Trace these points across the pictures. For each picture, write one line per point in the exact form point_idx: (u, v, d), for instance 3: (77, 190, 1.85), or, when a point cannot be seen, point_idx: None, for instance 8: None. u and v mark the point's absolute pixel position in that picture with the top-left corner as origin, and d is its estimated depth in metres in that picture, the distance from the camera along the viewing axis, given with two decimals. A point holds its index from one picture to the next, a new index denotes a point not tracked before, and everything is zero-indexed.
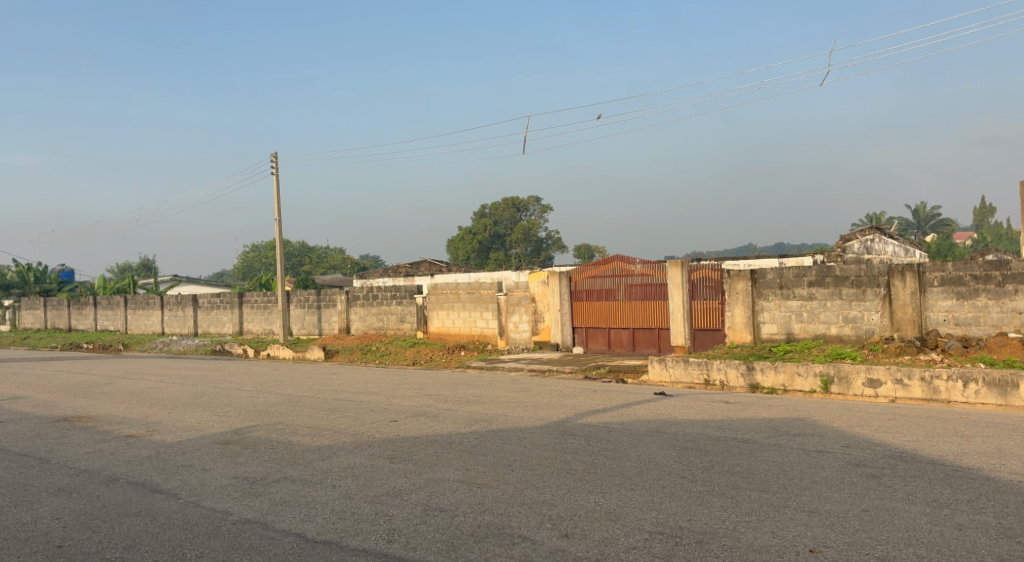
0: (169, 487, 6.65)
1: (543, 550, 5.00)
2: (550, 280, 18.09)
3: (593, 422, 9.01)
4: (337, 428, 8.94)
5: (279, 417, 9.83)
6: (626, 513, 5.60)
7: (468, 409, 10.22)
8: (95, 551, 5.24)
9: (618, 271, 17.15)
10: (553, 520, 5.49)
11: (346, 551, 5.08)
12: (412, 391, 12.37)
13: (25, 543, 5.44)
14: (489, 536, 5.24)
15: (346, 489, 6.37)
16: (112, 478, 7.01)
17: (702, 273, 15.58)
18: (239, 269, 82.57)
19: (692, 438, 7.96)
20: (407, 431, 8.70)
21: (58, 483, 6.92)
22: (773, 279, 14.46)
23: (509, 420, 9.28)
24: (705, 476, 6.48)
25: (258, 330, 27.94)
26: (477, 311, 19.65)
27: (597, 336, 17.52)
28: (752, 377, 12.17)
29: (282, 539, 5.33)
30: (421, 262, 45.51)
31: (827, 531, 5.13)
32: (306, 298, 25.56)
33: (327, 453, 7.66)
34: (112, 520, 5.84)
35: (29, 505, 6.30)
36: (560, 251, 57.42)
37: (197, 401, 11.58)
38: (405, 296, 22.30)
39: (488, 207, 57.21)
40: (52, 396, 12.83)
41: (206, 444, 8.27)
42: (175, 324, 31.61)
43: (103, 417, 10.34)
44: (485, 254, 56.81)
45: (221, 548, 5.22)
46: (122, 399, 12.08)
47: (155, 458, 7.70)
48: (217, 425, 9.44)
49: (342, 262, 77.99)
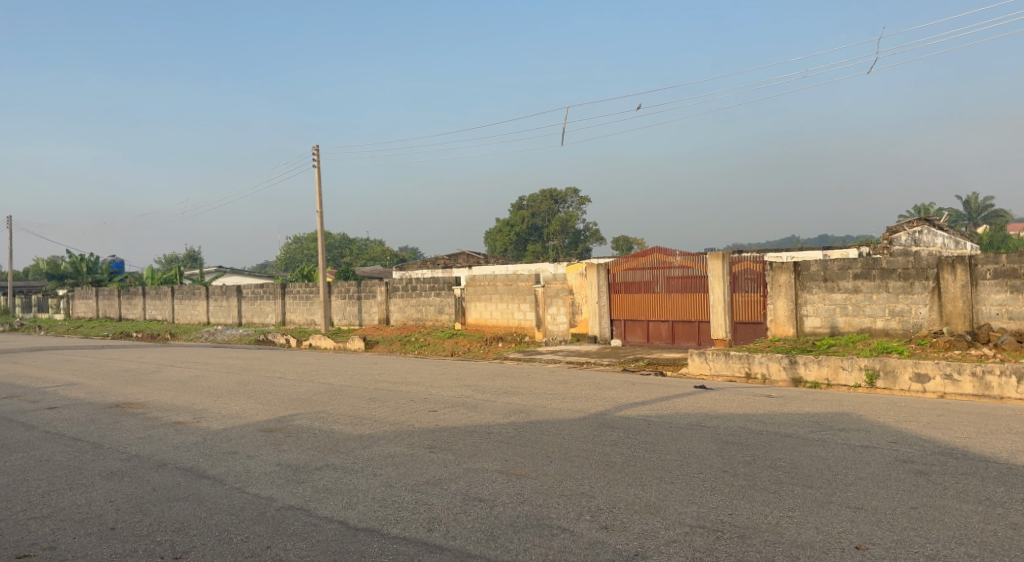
0: (215, 473, 6.79)
1: (582, 542, 4.98)
2: (588, 271, 18.03)
3: (633, 414, 8.97)
4: (378, 417, 9.04)
5: (321, 406, 9.97)
6: (666, 506, 5.57)
7: (507, 399, 10.26)
8: (146, 533, 5.38)
9: (659, 263, 16.98)
10: (592, 512, 5.48)
11: (387, 538, 5.13)
12: (451, 381, 12.45)
13: (81, 525, 5.61)
14: (529, 527, 5.25)
15: (387, 477, 6.44)
16: (161, 463, 7.19)
17: (744, 265, 15.38)
18: (281, 259, 83.86)
19: (733, 432, 7.88)
20: (445, 420, 8.76)
21: (111, 467, 7.12)
22: (817, 271, 14.22)
23: (547, 411, 9.29)
24: (747, 470, 6.39)
25: (301, 320, 28.33)
26: (515, 303, 19.74)
27: (636, 329, 17.37)
28: (795, 370, 11.98)
29: (324, 525, 5.40)
30: (459, 254, 45.81)
31: (874, 528, 5.04)
32: (346, 288, 25.84)
33: (368, 442, 7.74)
34: (161, 504, 5.98)
35: (84, 487, 6.49)
36: (598, 243, 57.12)
37: (242, 389, 11.83)
38: (444, 288, 22.40)
39: (526, 198, 57.14)
40: (104, 383, 13.18)
41: (251, 432, 8.43)
42: (220, 314, 32.21)
43: (153, 404, 10.58)
44: (523, 246, 57.00)
45: (266, 533, 5.31)
46: (169, 387, 12.35)
47: (202, 445, 7.87)
48: (261, 412, 9.62)
49: (383, 256, 78.82)
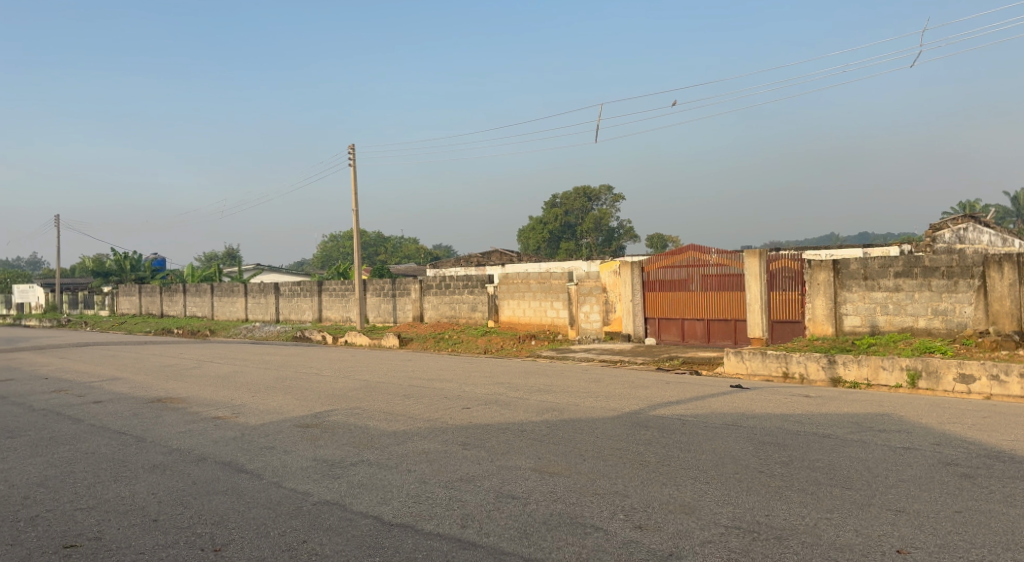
0: (254, 467, 6.88)
1: (616, 541, 4.95)
2: (621, 269, 17.92)
3: (667, 414, 8.89)
4: (412, 413, 9.08)
5: (356, 402, 10.05)
6: (700, 506, 5.51)
7: (540, 397, 10.24)
8: (187, 526, 5.47)
9: (694, 260, 16.82)
10: (626, 512, 5.44)
11: (421, 534, 5.15)
12: (485, 379, 12.47)
13: (125, 516, 5.72)
14: (562, 525, 5.23)
15: (421, 473, 6.46)
16: (201, 457, 7.31)
17: (782, 263, 15.16)
18: (318, 257, 84.80)
19: (770, 432, 7.77)
20: (479, 418, 8.77)
21: (153, 460, 7.25)
22: (857, 269, 13.96)
23: (581, 409, 9.26)
24: (783, 471, 6.30)
25: (337, 317, 28.61)
26: (548, 301, 19.71)
27: (671, 327, 17.22)
28: (834, 370, 11.77)
29: (359, 521, 5.44)
30: (492, 251, 45.89)
31: (916, 532, 4.93)
32: (381, 286, 26.02)
33: (402, 438, 7.78)
34: (201, 497, 6.07)
35: (127, 480, 6.62)
36: (633, 240, 56.78)
37: (280, 385, 11.98)
38: (477, 286, 22.45)
39: (560, 196, 57.00)
40: (146, 378, 13.45)
41: (288, 427, 8.52)
42: (258, 311, 32.66)
43: (194, 399, 10.77)
44: (557, 244, 56.95)
45: (302, 528, 5.36)
46: (210, 382, 12.56)
47: (241, 439, 7.98)
48: (297, 408, 9.73)
49: (417, 254, 79.25)
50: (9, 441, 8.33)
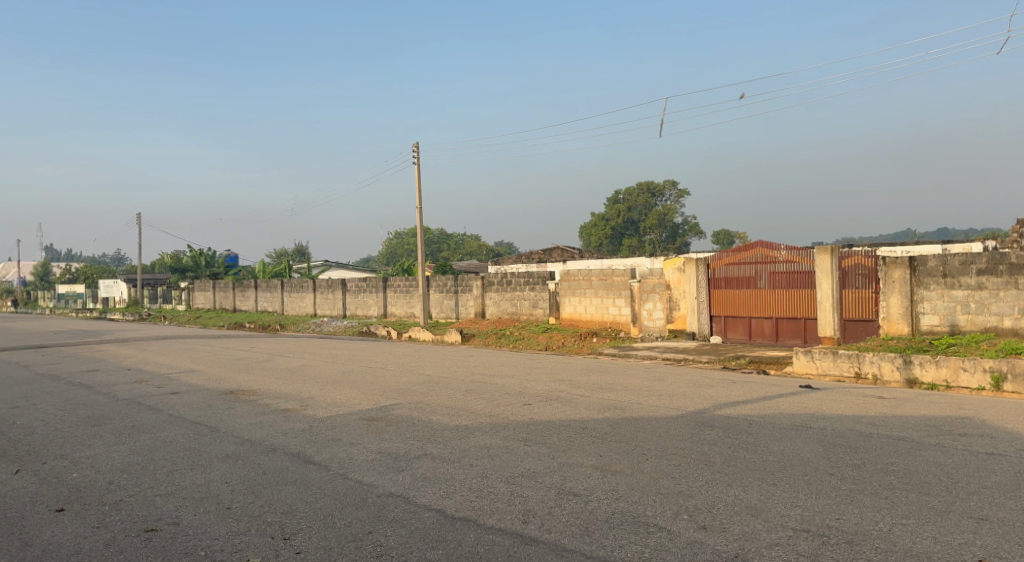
0: (321, 458, 7.00)
1: (680, 541, 4.85)
2: (686, 266, 17.63)
3: (734, 414, 8.69)
4: (474, 409, 9.10)
5: (419, 397, 10.14)
6: (768, 508, 5.35)
7: (603, 395, 10.15)
8: (258, 514, 5.59)
9: (761, 257, 16.42)
10: (690, 512, 5.32)
11: (483, 528, 5.14)
12: (547, 375, 12.43)
13: (200, 503, 5.88)
14: (624, 524, 5.15)
15: (483, 468, 6.46)
16: (271, 448, 7.47)
17: (854, 260, 14.68)
18: (382, 253, 86.11)
19: (842, 434, 7.52)
20: (541, 414, 8.74)
21: (226, 450, 7.45)
22: (935, 267, 13.41)
23: (645, 408, 9.14)
24: (855, 474, 6.08)
25: (401, 313, 28.98)
26: (610, 298, 19.56)
27: (737, 326, 16.87)
28: (910, 371, 11.34)
29: (423, 513, 5.46)
30: (554, 248, 45.80)
31: (1001, 541, 4.68)
32: (444, 282, 26.23)
33: (465, 433, 7.80)
34: (271, 487, 6.20)
35: (202, 468, 6.81)
36: (697, 237, 55.89)
37: (345, 379, 12.19)
38: (539, 282, 22.42)
39: (623, 192, 56.49)
40: (219, 371, 13.86)
41: (354, 420, 8.65)
42: (326, 306, 33.33)
43: (264, 392, 11.04)
44: (620, 240, 56.52)
45: (368, 519, 5.41)
46: (279, 375, 12.86)
47: (309, 431, 8.14)
48: (363, 401, 9.87)
49: (479, 251, 79.68)
50: (94, 429, 8.68)
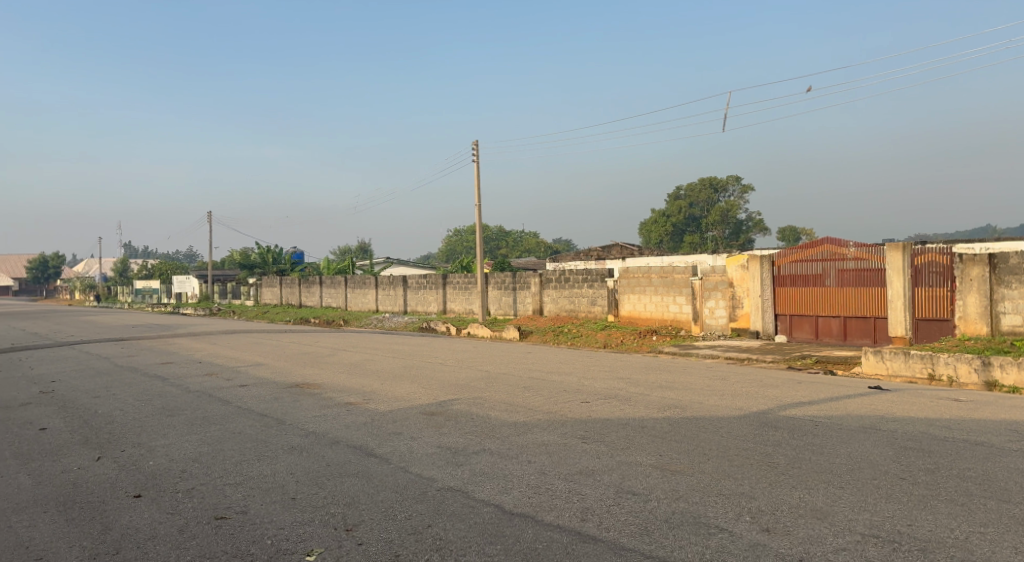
0: (382, 451, 7.07)
1: (742, 543, 4.73)
2: (749, 263, 17.25)
3: (799, 415, 8.45)
4: (533, 406, 9.08)
5: (478, 393, 10.16)
6: (835, 512, 5.17)
7: (663, 394, 10.01)
8: (321, 505, 5.67)
9: (828, 254, 15.97)
10: (753, 514, 5.18)
11: (542, 525, 5.11)
12: (606, 373, 12.33)
13: (266, 493, 6.00)
14: (684, 524, 5.05)
15: (541, 465, 6.43)
16: (334, 440, 7.59)
17: (928, 257, 14.15)
18: (443, 251, 86.87)
19: (914, 437, 7.23)
20: (600, 412, 8.66)
21: (292, 441, 7.60)
22: (1017, 265, 12.83)
23: (707, 407, 8.97)
24: (929, 479, 5.84)
25: (460, 310, 29.17)
26: (670, 295, 19.31)
27: (803, 325, 16.44)
28: (988, 373, 10.85)
29: (481, 508, 5.46)
30: (614, 245, 45.46)
31: None
32: (503, 279, 26.29)
33: (524, 429, 7.78)
34: (334, 479, 6.29)
35: (269, 459, 6.96)
36: (762, 233, 54.70)
37: (406, 374, 12.31)
38: (597, 280, 22.28)
39: (685, 188, 55.70)
40: (285, 364, 14.18)
41: (414, 414, 8.72)
42: (387, 302, 33.79)
43: (327, 385, 11.24)
44: (681, 237, 55.75)
45: (427, 512, 5.44)
46: (342, 370, 13.08)
47: (370, 425, 8.24)
48: (423, 396, 9.95)
49: (538, 248, 79.64)
50: (168, 419, 8.97)
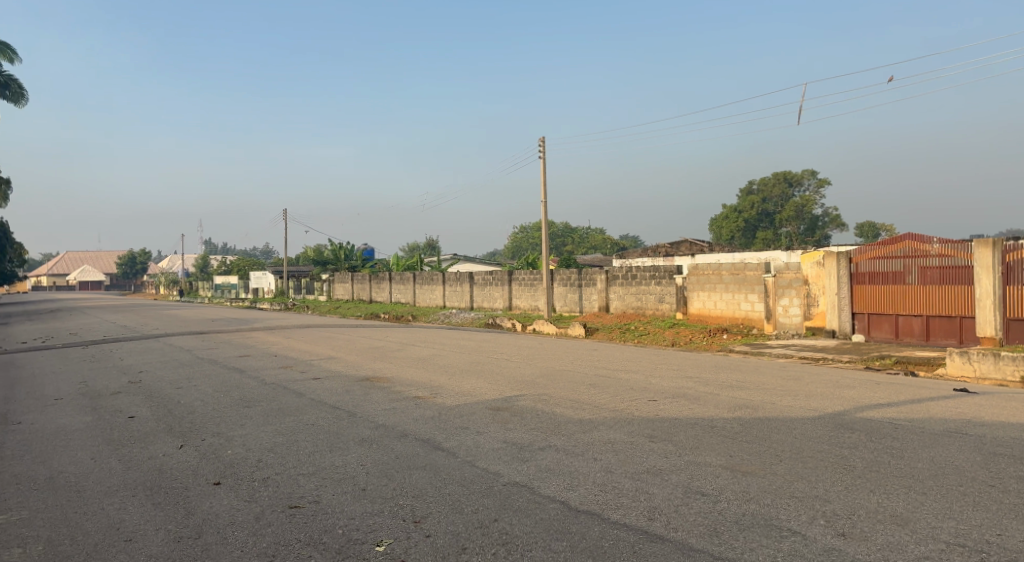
0: (449, 445, 7.11)
1: (817, 547, 4.57)
2: (825, 260, 16.71)
3: (877, 417, 8.13)
4: (599, 403, 8.99)
5: (544, 389, 10.13)
6: (916, 519, 4.95)
7: (733, 393, 9.78)
8: (391, 497, 5.73)
9: (910, 251, 15.35)
10: (828, 517, 5.00)
11: (608, 523, 5.04)
12: (673, 372, 12.14)
13: (338, 483, 6.10)
14: (755, 526, 4.90)
15: (608, 463, 6.35)
16: (403, 433, 7.67)
17: (1020, 254, 13.46)
18: (509, 247, 87.13)
19: (1002, 442, 6.86)
20: (668, 411, 8.51)
21: (362, 434, 7.71)
22: None
23: (779, 408, 8.72)
24: (1019, 487, 5.52)
25: (526, 306, 29.19)
26: (742, 293, 18.88)
27: (882, 324, 15.82)
28: None
29: (547, 504, 5.43)
30: (682, 242, 44.75)
31: None
32: (568, 276, 26.16)
33: (590, 427, 7.71)
34: (402, 471, 6.36)
35: (341, 451, 7.09)
36: (838, 229, 52.97)
37: (472, 369, 12.38)
38: (665, 277, 21.99)
39: (757, 183, 54.41)
40: (356, 358, 14.44)
41: (480, 409, 8.74)
42: (454, 298, 34.08)
43: (396, 379, 11.39)
44: (753, 233, 54.60)
45: (493, 507, 5.44)
46: (411, 364, 13.24)
47: (438, 418, 8.30)
48: (489, 391, 9.98)
49: (605, 245, 79.05)
50: (246, 410, 9.24)
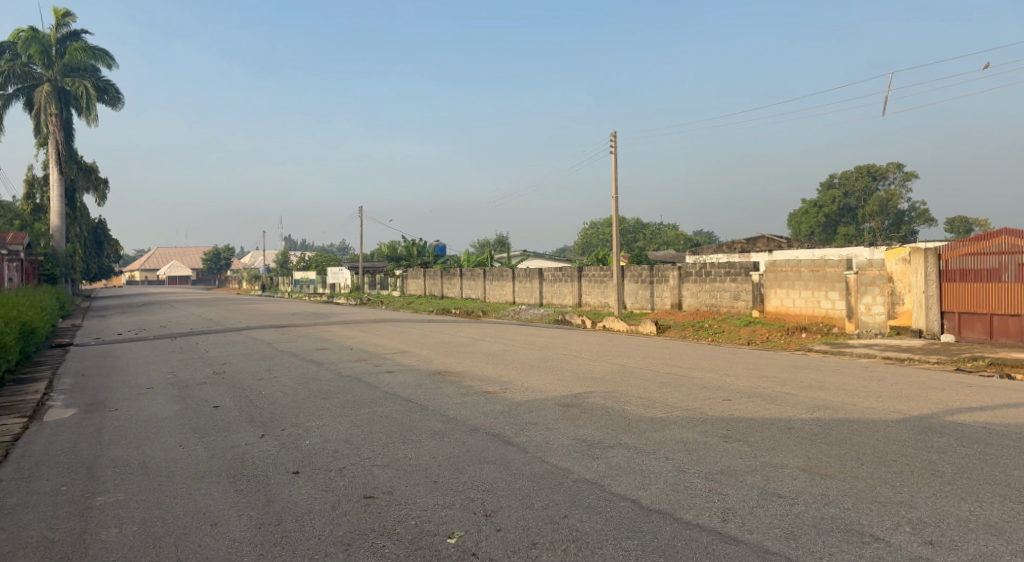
0: (519, 440, 7.11)
1: (902, 555, 4.37)
2: (912, 257, 16.03)
3: (967, 421, 7.74)
4: (671, 401, 8.84)
5: (615, 386, 10.02)
6: (1011, 529, 4.68)
7: (812, 394, 9.47)
8: (462, 490, 5.76)
9: (1005, 247, 14.55)
10: (913, 524, 4.78)
11: (681, 523, 4.94)
12: (748, 371, 11.84)
13: (411, 475, 6.17)
14: (835, 531, 4.72)
15: (679, 462, 6.23)
16: (474, 428, 7.70)
17: None
18: (580, 243, 86.72)
19: None
20: (743, 411, 8.30)
21: (434, 427, 7.78)
22: None
23: (861, 409, 8.40)
24: None
25: (596, 302, 28.99)
26: (822, 291, 18.28)
27: (974, 324, 15.06)
28: None
29: (618, 502, 5.36)
30: (758, 238, 43.67)
31: None
32: (640, 273, 25.84)
33: (661, 425, 7.58)
34: (473, 465, 6.39)
35: (413, 443, 7.17)
36: (926, 224, 50.69)
37: (542, 365, 12.35)
38: (740, 273, 21.51)
39: (839, 178, 52.80)
40: (427, 353, 14.60)
41: (550, 405, 8.71)
42: (524, 294, 34.14)
43: (467, 374, 11.46)
44: (834, 228, 52.68)
45: (564, 503, 5.40)
46: (481, 359, 13.31)
47: (508, 414, 8.31)
48: (559, 387, 9.93)
49: (677, 242, 77.83)
50: (322, 401, 9.45)
